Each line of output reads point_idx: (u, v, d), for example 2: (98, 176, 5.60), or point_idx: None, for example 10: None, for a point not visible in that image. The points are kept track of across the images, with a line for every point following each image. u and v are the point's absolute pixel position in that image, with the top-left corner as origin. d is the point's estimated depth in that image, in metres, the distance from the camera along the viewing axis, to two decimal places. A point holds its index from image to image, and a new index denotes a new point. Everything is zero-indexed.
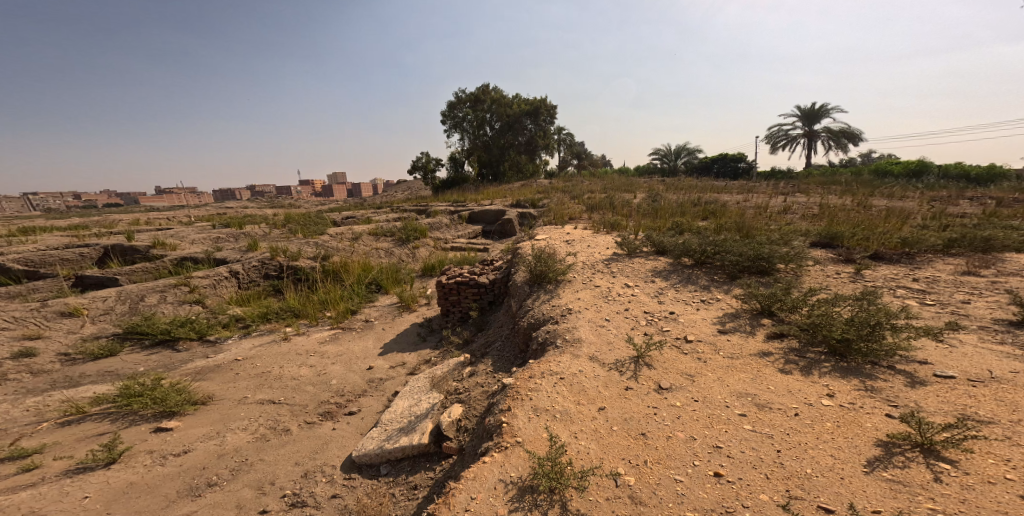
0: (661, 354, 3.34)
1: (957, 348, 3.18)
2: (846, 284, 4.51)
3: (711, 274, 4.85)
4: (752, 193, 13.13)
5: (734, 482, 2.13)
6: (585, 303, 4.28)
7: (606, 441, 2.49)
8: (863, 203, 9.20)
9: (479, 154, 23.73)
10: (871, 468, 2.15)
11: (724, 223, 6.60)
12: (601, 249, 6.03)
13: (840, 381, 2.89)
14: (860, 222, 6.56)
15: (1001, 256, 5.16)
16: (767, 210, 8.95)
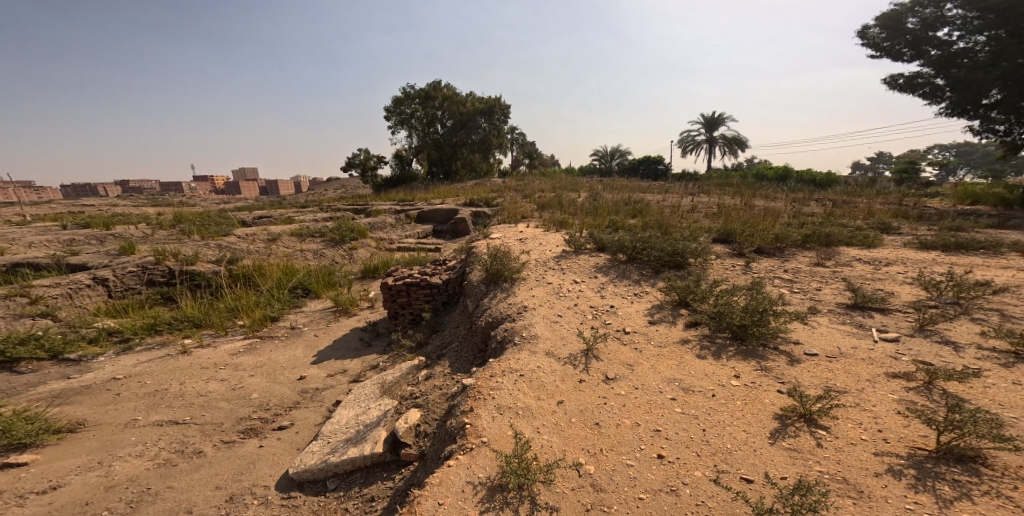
0: (606, 346, 3.50)
1: (816, 329, 3.69)
2: (736, 275, 5.05)
3: (640, 269, 5.16)
4: (668, 193, 14.21)
5: (673, 461, 2.29)
6: (539, 300, 4.34)
7: (566, 433, 2.56)
8: (748, 203, 10.42)
9: (429, 151, 23.03)
10: (775, 440, 2.41)
11: (649, 221, 7.04)
12: (552, 247, 6.16)
13: (743, 362, 3.21)
14: (747, 220, 7.39)
15: (837, 248, 6.19)
16: (679, 209, 9.73)
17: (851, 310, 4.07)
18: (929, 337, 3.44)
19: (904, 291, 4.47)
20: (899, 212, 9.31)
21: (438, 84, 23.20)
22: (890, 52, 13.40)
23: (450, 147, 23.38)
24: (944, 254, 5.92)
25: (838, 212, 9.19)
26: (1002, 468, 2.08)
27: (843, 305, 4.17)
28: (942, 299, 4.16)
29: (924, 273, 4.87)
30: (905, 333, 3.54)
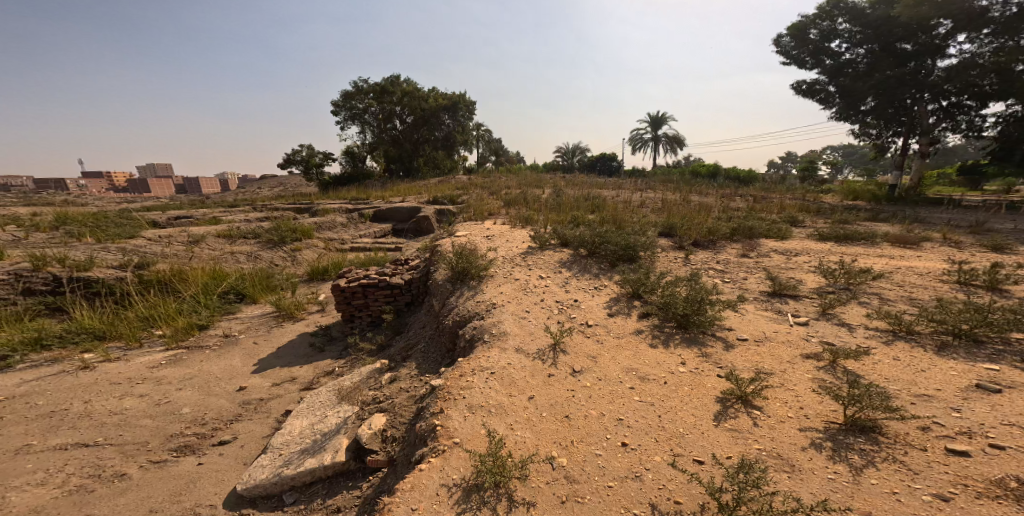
0: (572, 339, 3.57)
1: (744, 315, 4.00)
2: (678, 267, 5.36)
3: (599, 263, 5.30)
4: (622, 189, 14.67)
5: (636, 448, 2.38)
6: (507, 296, 4.32)
7: (538, 428, 2.58)
8: (686, 198, 11.06)
9: (387, 147, 22.26)
10: (719, 421, 2.57)
11: (605, 216, 7.26)
12: (519, 243, 6.16)
13: (688, 349, 3.41)
14: (686, 214, 7.87)
15: (755, 239, 6.79)
16: (629, 204, 10.12)
17: (769, 297, 4.43)
18: (832, 320, 3.84)
19: (809, 279, 4.94)
20: (803, 206, 10.33)
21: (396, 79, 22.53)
22: (796, 59, 15.52)
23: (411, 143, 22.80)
24: (838, 245, 6.62)
25: (757, 206, 10.01)
26: (900, 436, 2.35)
27: (763, 293, 4.53)
28: (838, 285, 4.65)
29: (819, 262, 5.45)
30: (811, 317, 3.94)
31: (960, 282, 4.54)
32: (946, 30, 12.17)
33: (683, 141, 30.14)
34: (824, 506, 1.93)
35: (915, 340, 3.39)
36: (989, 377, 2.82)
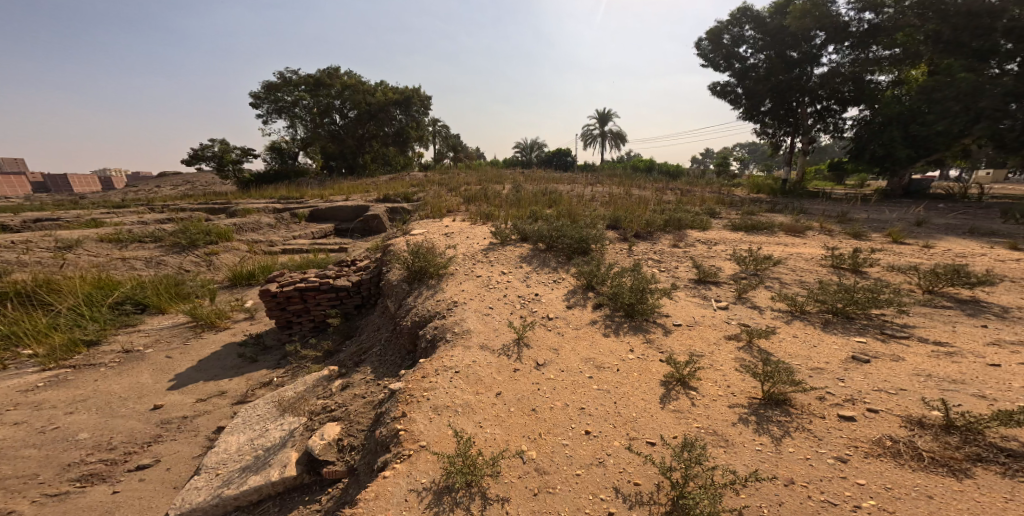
0: (534, 333, 3.61)
1: (677, 302, 4.28)
2: (625, 258, 5.59)
3: (557, 256, 5.40)
4: (577, 183, 15.00)
5: (598, 435, 2.46)
6: (469, 294, 4.26)
7: (507, 423, 2.59)
8: (627, 192, 11.57)
9: (325, 143, 21.19)
10: (665, 403, 2.72)
11: (561, 210, 7.39)
12: (479, 240, 6.09)
13: (634, 336, 3.58)
14: (629, 207, 8.26)
15: (683, 230, 7.26)
16: (582, 197, 10.39)
17: (696, 284, 4.77)
18: (747, 304, 4.23)
19: (727, 265, 5.38)
20: (719, 199, 11.23)
21: (336, 72, 21.40)
22: (710, 63, 16.98)
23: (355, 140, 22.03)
24: (743, 234, 7.26)
25: (684, 199, 10.71)
26: (806, 407, 2.63)
27: (689, 280, 4.86)
28: (749, 272, 5.12)
29: (735, 250, 5.97)
30: (729, 302, 4.29)
31: (839, 267, 5.21)
32: (820, 41, 14.52)
33: (624, 137, 31.79)
34: (761, 476, 2.11)
35: (808, 318, 3.85)
36: (861, 349, 3.29)
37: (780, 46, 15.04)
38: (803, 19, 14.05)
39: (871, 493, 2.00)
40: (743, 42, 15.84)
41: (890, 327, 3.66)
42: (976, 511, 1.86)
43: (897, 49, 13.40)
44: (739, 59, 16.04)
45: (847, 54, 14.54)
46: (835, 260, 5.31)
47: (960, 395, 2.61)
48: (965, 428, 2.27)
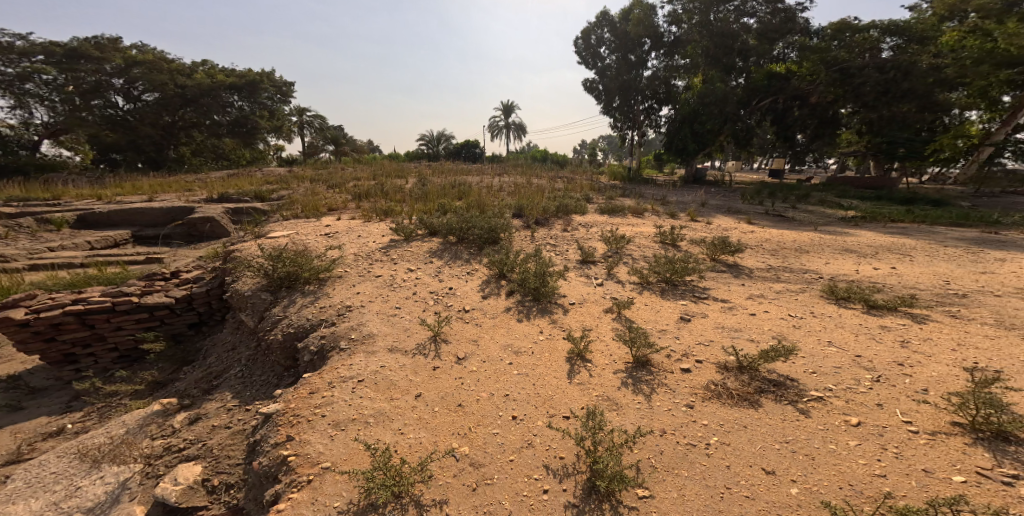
0: (451, 328, 3.56)
1: (568, 281, 4.59)
2: (530, 245, 5.81)
3: (468, 248, 5.36)
4: (483, 174, 14.98)
5: (524, 419, 2.54)
6: (371, 294, 4.03)
7: (432, 424, 2.52)
8: (528, 181, 12.02)
9: (102, 131, 16.83)
10: (571, 377, 2.91)
11: (469, 201, 7.35)
12: (376, 238, 5.72)
13: (542, 319, 3.75)
14: (529, 195, 8.63)
15: (571, 214, 7.76)
16: (492, 188, 10.50)
17: (580, 264, 5.19)
18: (615, 279, 4.73)
19: (597, 245, 5.96)
20: (594, 186, 12.30)
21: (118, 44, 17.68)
22: (582, 61, 18.37)
23: (155, 129, 18.14)
24: (608, 217, 8.06)
25: (568, 186, 11.50)
26: (663, 364, 3.04)
27: (575, 261, 5.26)
28: (612, 250, 5.72)
29: (607, 231, 6.64)
30: (602, 278, 4.74)
31: (663, 242, 6.14)
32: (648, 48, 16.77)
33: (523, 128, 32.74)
34: (649, 432, 2.38)
35: (650, 287, 4.50)
36: (685, 310, 3.94)
37: (625, 50, 16.92)
38: (641, 27, 16.05)
39: (714, 430, 2.40)
40: (601, 44, 17.45)
41: (689, 288, 4.49)
42: (771, 432, 2.37)
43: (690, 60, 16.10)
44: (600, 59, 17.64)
45: (663, 60, 17.06)
46: (660, 237, 6.22)
47: (742, 342, 3.29)
48: (747, 367, 2.89)
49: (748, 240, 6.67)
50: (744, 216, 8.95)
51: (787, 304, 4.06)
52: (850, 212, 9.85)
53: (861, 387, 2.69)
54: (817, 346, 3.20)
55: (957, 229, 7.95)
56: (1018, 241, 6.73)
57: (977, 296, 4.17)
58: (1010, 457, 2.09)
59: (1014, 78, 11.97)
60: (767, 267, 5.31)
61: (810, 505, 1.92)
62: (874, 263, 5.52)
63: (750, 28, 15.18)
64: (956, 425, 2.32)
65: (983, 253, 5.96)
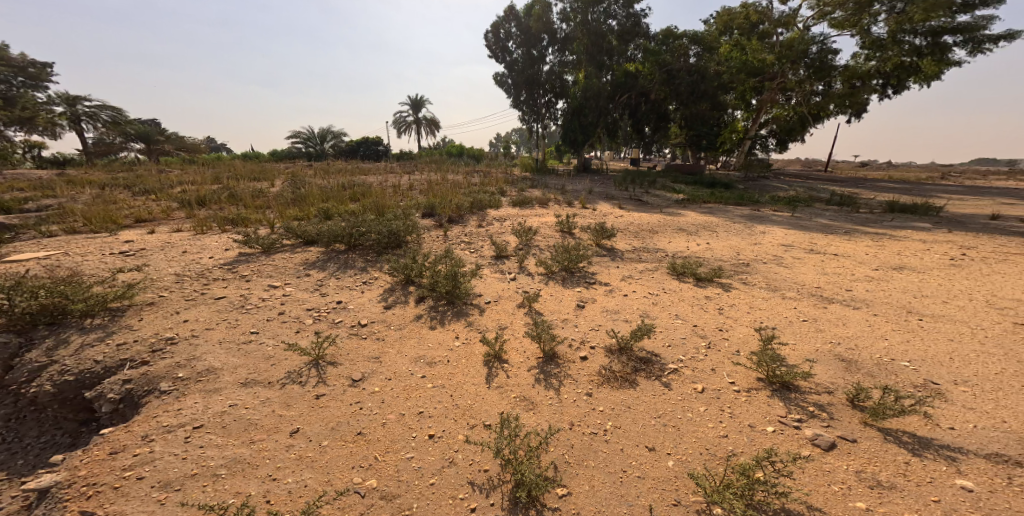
0: (339, 347, 3.26)
1: (485, 280, 4.54)
2: (441, 245, 5.64)
3: (364, 255, 5.06)
4: (373, 173, 14.16)
5: (441, 436, 2.41)
6: (206, 321, 3.51)
7: (323, 461, 2.27)
8: (444, 178, 11.77)
9: None
10: (490, 382, 2.84)
11: (367, 203, 6.91)
12: (217, 252, 4.97)
13: (459, 322, 3.64)
14: (443, 193, 8.40)
15: (482, 209, 7.75)
16: (399, 188, 10.07)
17: (495, 260, 5.17)
18: (526, 272, 4.79)
19: (509, 239, 6.05)
20: (510, 180, 12.40)
21: None
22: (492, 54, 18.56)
23: None
24: (519, 210, 8.18)
25: (485, 181, 11.50)
26: (566, 355, 3.10)
27: (489, 257, 5.23)
28: (522, 243, 5.81)
29: (518, 223, 6.80)
30: (518, 273, 4.76)
31: (561, 230, 6.46)
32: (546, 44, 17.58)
33: (435, 123, 32.12)
34: (559, 427, 2.40)
35: (553, 276, 4.65)
36: (581, 296, 4.13)
37: (528, 46, 17.45)
38: (540, 23, 16.80)
39: (608, 415, 2.50)
40: (510, 38, 17.78)
41: (581, 274, 4.74)
42: (648, 409, 2.53)
43: (580, 56, 17.24)
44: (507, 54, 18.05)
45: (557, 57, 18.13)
46: (560, 225, 6.53)
47: (620, 324, 3.54)
48: (624, 348, 3.10)
49: (618, 223, 7.30)
50: (614, 201, 9.79)
51: (647, 282, 4.51)
52: (679, 194, 11.41)
53: (699, 355, 3.05)
54: (668, 321, 3.58)
55: (748, 207, 9.71)
56: (771, 217, 8.59)
57: (753, 264, 5.18)
58: (795, 403, 2.54)
59: (755, 84, 17.53)
60: (633, 249, 5.81)
61: (681, 478, 2.07)
62: (706, 240, 6.42)
63: (611, 30, 16.76)
64: (759, 380, 2.76)
65: (743, 228, 7.36)
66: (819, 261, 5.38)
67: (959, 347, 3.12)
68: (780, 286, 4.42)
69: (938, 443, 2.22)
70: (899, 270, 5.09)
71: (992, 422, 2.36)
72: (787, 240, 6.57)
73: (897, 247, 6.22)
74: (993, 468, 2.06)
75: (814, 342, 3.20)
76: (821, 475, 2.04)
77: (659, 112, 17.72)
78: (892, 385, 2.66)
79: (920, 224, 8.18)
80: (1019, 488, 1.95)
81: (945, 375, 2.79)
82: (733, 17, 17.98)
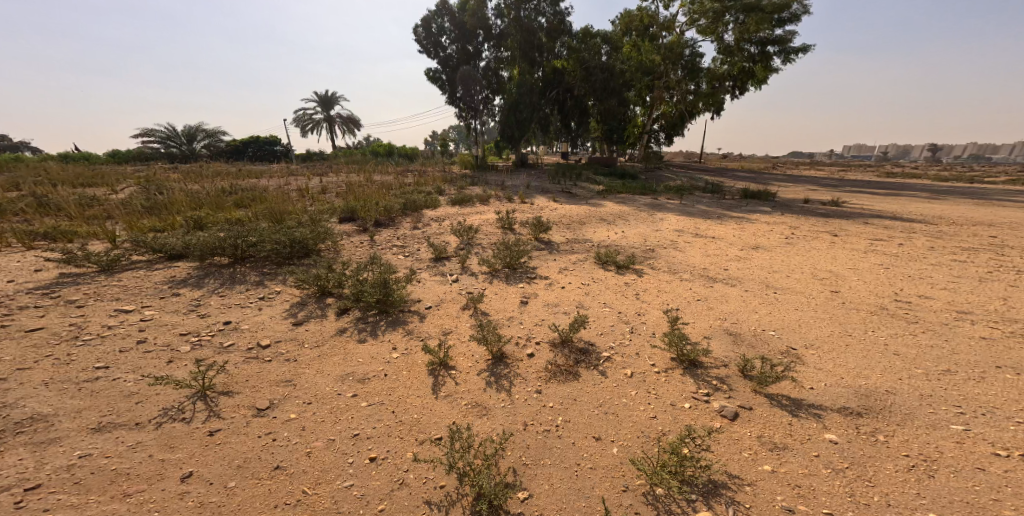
0: (235, 374, 2.86)
1: (423, 284, 4.34)
2: (365, 251, 5.27)
3: (259, 268, 4.55)
4: (278, 177, 12.94)
5: (386, 457, 2.22)
6: (23, 359, 2.82)
7: (237, 506, 1.97)
8: (368, 179, 11.04)
9: None
10: (436, 392, 2.70)
11: (259, 210, 6.18)
12: (27, 274, 4.07)
13: (395, 332, 3.41)
14: (366, 194, 7.86)
15: (419, 210, 7.45)
16: (307, 191, 9.23)
17: (434, 262, 4.96)
18: (469, 272, 4.69)
19: (448, 239, 5.84)
20: (446, 178, 12.15)
21: None
22: (423, 49, 17.85)
23: None
24: (458, 208, 7.96)
25: (419, 180, 10.99)
26: (514, 354, 3.09)
27: (427, 260, 5.01)
28: (463, 242, 5.67)
29: (458, 222, 6.60)
30: (460, 273, 4.64)
31: (501, 227, 6.42)
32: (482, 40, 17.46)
33: (359, 121, 30.35)
34: (512, 431, 2.36)
35: (496, 274, 4.62)
36: (523, 292, 4.16)
37: (464, 41, 17.25)
38: (475, 18, 16.57)
39: (558, 410, 2.53)
40: (443, 33, 17.27)
41: (523, 269, 4.78)
42: (591, 401, 2.60)
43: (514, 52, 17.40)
44: (440, 49, 17.51)
45: (491, 52, 18.12)
46: (499, 222, 6.51)
47: (560, 317, 3.63)
48: (565, 342, 3.18)
49: (551, 216, 7.49)
50: (549, 195, 10.00)
51: (579, 273, 4.69)
52: (598, 185, 12.16)
53: (625, 341, 3.24)
54: (598, 310, 3.76)
55: (649, 196, 10.63)
56: (663, 204, 9.52)
57: (657, 250, 5.67)
58: (702, 378, 2.78)
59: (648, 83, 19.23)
60: (569, 241, 6.02)
61: (624, 464, 2.15)
62: (623, 228, 6.89)
63: (542, 27, 17.08)
64: (672, 359, 2.99)
65: (647, 216, 8.04)
66: (701, 244, 6.08)
67: (803, 314, 3.72)
68: (678, 269, 4.92)
69: (807, 402, 2.52)
70: (758, 249, 5.96)
71: (838, 379, 2.74)
72: (678, 225, 7.30)
73: (752, 229, 7.28)
74: (846, 421, 2.35)
75: (707, 320, 3.58)
76: (733, 444, 2.23)
77: (582, 106, 19.14)
78: (765, 355, 3.01)
79: (765, 208, 9.73)
80: (868, 435, 2.25)
81: (798, 341, 3.25)
82: (630, 18, 18.95)
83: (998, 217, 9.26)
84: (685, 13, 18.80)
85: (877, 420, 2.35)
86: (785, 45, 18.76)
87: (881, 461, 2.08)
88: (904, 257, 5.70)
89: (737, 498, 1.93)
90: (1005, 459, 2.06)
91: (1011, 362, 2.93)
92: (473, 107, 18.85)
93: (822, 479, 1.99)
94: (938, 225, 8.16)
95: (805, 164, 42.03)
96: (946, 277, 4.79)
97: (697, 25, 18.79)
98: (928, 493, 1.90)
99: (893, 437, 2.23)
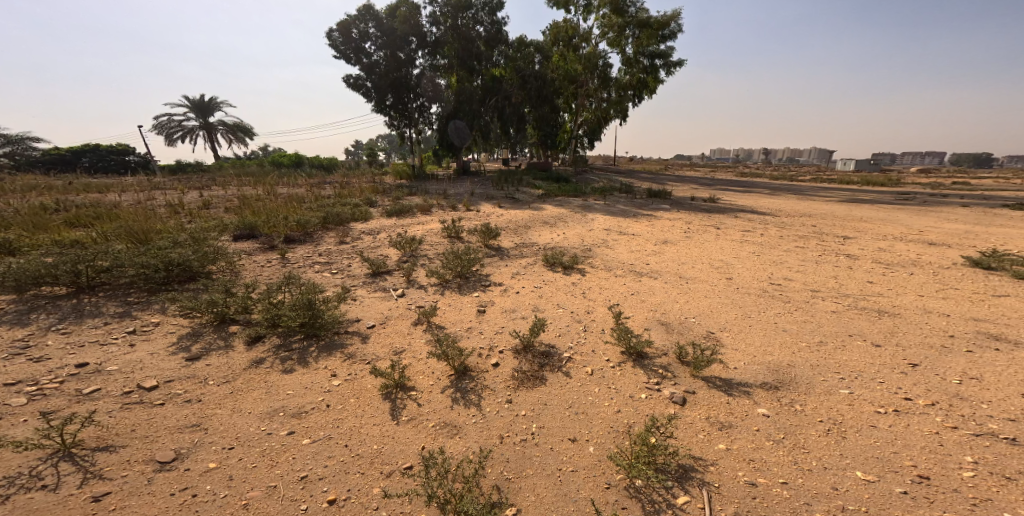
0: (112, 425, 2.36)
1: (364, 302, 4.03)
2: (277, 271, 4.74)
3: (122, 298, 3.82)
4: (156, 190, 11.26)
5: (348, 497, 2.01)
6: None
7: None
8: (270, 192, 9.87)
9: None
10: (396, 418, 2.52)
11: (107, 229, 5.14)
12: None
13: (331, 358, 3.11)
14: (270, 209, 7.02)
15: (344, 224, 6.92)
16: (184, 206, 7.99)
17: (372, 278, 4.63)
18: (416, 285, 4.46)
19: (389, 252, 5.49)
20: (376, 188, 11.52)
21: None
22: (341, 55, 16.54)
23: None
24: (397, 219, 7.57)
25: (343, 192, 10.19)
26: (479, 365, 3.03)
27: (364, 276, 4.67)
28: (407, 254, 5.39)
29: (397, 234, 6.28)
30: (404, 287, 4.41)
31: (448, 235, 6.27)
32: (415, 47, 16.75)
33: (251, 130, 27.27)
34: (489, 446, 2.30)
35: (449, 285, 4.48)
36: (479, 301, 4.10)
37: (394, 47, 16.20)
38: (407, 25, 15.84)
39: (529, 417, 2.53)
40: (367, 38, 16.20)
41: (475, 277, 4.72)
42: (558, 403, 2.65)
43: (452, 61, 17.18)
44: (365, 55, 16.35)
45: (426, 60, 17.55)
46: (445, 231, 6.33)
47: (519, 322, 3.64)
48: (525, 348, 3.19)
49: (497, 222, 7.48)
50: (493, 202, 9.98)
51: (530, 277, 4.75)
52: (532, 190, 12.58)
53: (581, 340, 3.37)
54: (554, 312, 3.85)
55: (580, 199, 11.17)
56: (584, 206, 10.01)
57: (593, 249, 5.98)
58: (650, 368, 2.99)
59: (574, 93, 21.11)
60: (516, 245, 6.07)
61: (603, 460, 2.22)
62: (564, 230, 7.14)
63: (480, 36, 17.01)
64: (622, 353, 3.17)
65: (580, 217, 8.43)
66: (627, 241, 6.53)
67: (713, 301, 4.20)
68: (612, 265, 5.23)
69: (735, 381, 2.84)
70: (666, 244, 6.57)
71: (753, 357, 3.15)
72: (606, 224, 7.77)
73: (660, 226, 8.01)
74: (770, 395, 2.71)
75: (644, 312, 3.86)
76: (694, 430, 2.41)
77: (519, 114, 19.17)
78: (696, 340, 3.35)
79: (664, 206, 10.78)
80: (789, 406, 2.60)
81: (715, 324, 3.67)
82: (556, 28, 19.75)
83: (818, 209, 11.48)
84: (597, 25, 20.08)
85: (791, 391, 2.74)
86: (669, 60, 21.13)
87: (806, 428, 2.42)
88: (766, 246, 6.72)
89: (706, 478, 2.10)
90: (886, 416, 2.52)
91: (857, 329, 3.62)
92: (405, 115, 17.95)
93: (769, 451, 2.25)
94: (783, 217, 9.82)
95: (683, 165, 47.71)
96: (797, 261, 5.78)
97: (606, 37, 20.18)
98: (848, 453, 2.24)
99: (807, 405, 2.61)
